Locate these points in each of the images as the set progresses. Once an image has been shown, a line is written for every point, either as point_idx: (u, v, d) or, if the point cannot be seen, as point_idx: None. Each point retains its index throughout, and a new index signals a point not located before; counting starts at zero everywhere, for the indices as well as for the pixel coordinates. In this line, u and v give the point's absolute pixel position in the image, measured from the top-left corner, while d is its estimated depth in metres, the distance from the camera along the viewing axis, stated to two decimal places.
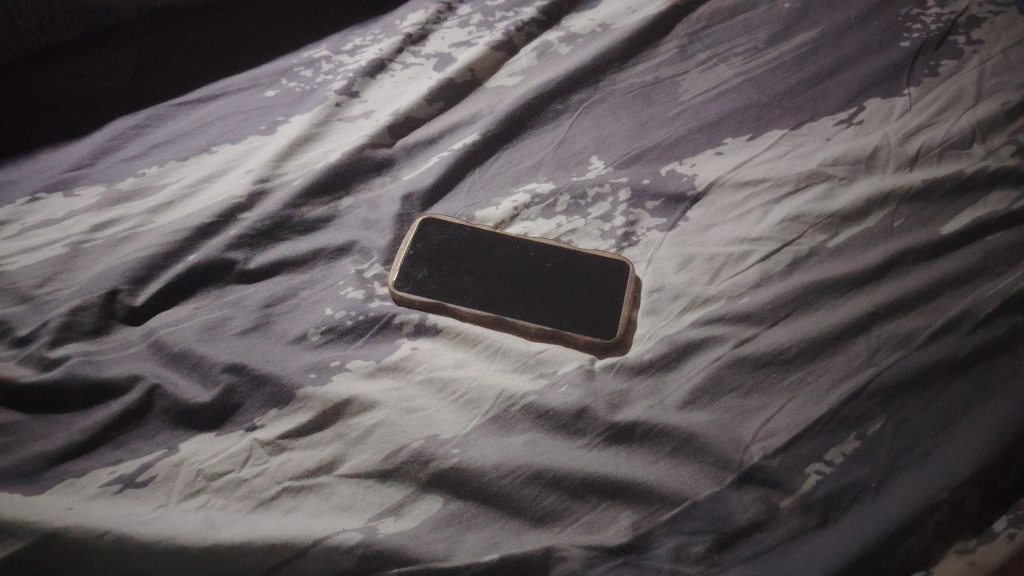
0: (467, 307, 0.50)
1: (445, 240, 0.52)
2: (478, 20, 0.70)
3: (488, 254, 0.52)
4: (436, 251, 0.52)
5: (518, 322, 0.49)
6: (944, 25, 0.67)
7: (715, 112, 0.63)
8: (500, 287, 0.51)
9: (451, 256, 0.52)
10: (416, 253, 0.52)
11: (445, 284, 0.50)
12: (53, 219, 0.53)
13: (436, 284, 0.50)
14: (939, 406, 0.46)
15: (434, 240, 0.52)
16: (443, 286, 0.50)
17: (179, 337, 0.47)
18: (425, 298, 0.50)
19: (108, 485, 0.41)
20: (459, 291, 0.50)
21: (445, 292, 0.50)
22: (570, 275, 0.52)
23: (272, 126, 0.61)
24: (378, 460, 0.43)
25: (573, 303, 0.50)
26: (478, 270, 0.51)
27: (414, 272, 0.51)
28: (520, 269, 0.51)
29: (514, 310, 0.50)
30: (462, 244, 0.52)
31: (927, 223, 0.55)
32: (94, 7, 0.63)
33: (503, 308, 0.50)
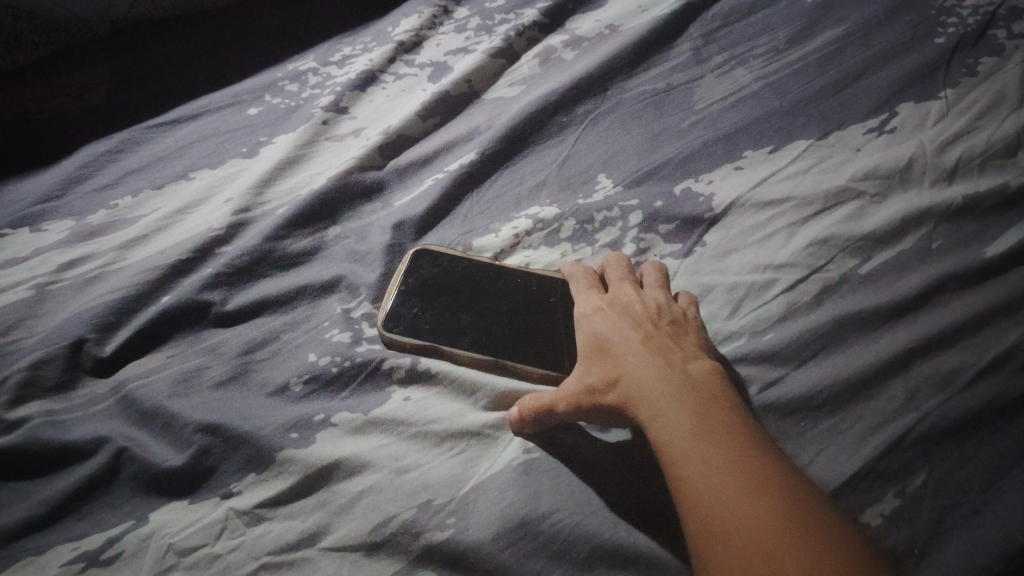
0: (462, 348, 0.45)
1: (440, 274, 0.49)
2: (476, 25, 0.65)
3: (485, 289, 0.48)
4: (430, 284, 0.48)
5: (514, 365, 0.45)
6: (981, 18, 0.61)
7: (732, 121, 0.58)
8: (497, 326, 0.47)
9: (446, 291, 0.48)
10: (407, 288, 0.48)
11: (439, 323, 0.46)
12: (18, 258, 0.49)
13: (429, 321, 0.46)
14: (988, 455, 0.40)
15: (428, 274, 0.48)
16: (436, 324, 0.46)
17: (151, 392, 0.43)
18: (417, 341, 0.46)
19: (70, 563, 0.37)
20: (452, 330, 0.46)
21: (438, 331, 0.46)
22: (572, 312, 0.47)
23: (255, 147, 0.56)
24: (364, 532, 0.38)
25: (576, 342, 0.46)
26: (475, 306, 0.47)
27: (404, 309, 0.47)
28: (519, 306, 0.48)
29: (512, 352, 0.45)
30: (459, 278, 0.49)
31: (968, 245, 0.49)
32: (64, 23, 0.61)
33: (500, 349, 0.45)
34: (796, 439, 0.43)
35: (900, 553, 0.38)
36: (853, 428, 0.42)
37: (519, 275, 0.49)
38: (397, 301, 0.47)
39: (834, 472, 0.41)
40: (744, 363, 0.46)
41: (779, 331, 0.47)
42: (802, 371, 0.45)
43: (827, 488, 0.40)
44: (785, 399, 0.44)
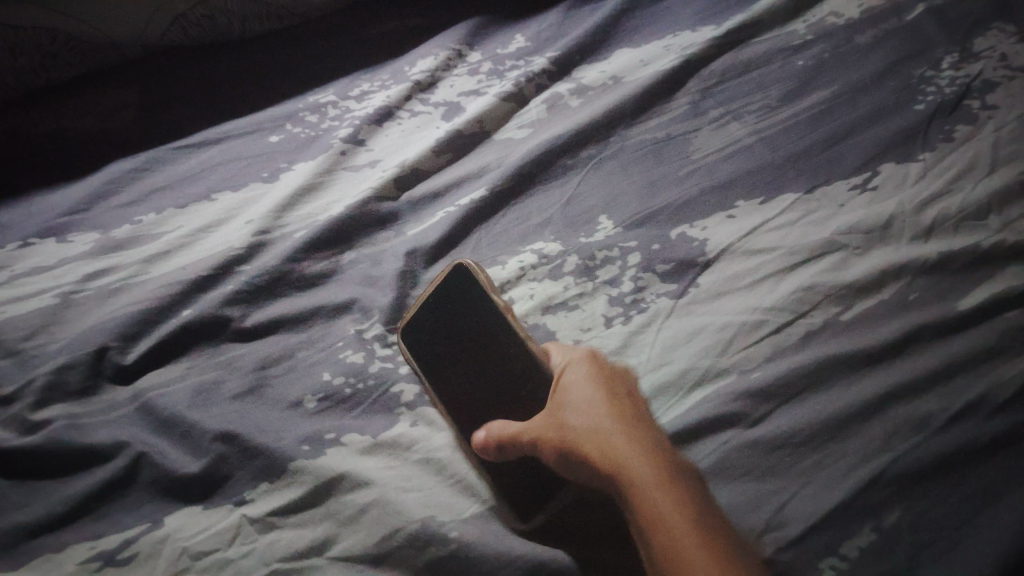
0: (433, 386, 0.46)
1: (464, 302, 0.47)
2: (488, 68, 0.69)
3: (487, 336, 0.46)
4: (442, 306, 0.48)
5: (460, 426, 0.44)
6: (958, 89, 0.65)
7: (727, 172, 0.61)
8: (469, 381, 0.46)
9: (451, 328, 0.47)
10: (424, 302, 0.49)
11: (430, 356, 0.47)
12: (45, 266, 0.52)
13: (420, 348, 0.47)
14: (960, 496, 0.43)
15: (456, 295, 0.48)
16: (424, 351, 0.47)
17: (169, 401, 0.45)
18: (410, 361, 0.47)
19: (87, 562, 0.39)
20: (432, 367, 0.47)
21: (423, 362, 0.47)
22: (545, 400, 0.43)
23: (275, 172, 0.59)
24: (370, 543, 0.40)
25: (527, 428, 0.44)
26: (465, 350, 0.47)
27: (413, 323, 0.48)
28: (501, 368, 0.45)
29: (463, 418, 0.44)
30: (475, 316, 0.47)
31: (942, 298, 0.52)
32: (98, 46, 0.65)
33: (455, 409, 0.45)
34: (780, 472, 0.45)
35: None
36: (833, 465, 0.45)
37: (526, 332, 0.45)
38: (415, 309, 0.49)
39: (815, 506, 0.43)
40: (735, 397, 0.49)
41: (766, 369, 0.49)
42: (786, 409, 0.48)
43: (808, 520, 0.43)
44: (770, 436, 0.47)
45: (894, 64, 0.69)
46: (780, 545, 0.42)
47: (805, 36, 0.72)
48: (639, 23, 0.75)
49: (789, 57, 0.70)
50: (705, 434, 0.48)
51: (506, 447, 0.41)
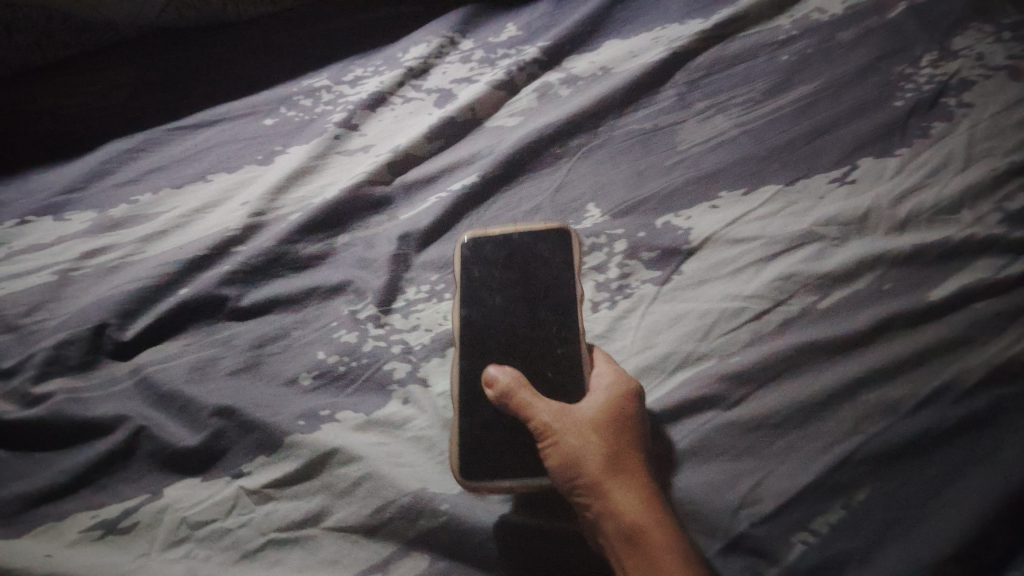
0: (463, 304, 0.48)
1: (540, 259, 0.49)
2: (480, 56, 0.70)
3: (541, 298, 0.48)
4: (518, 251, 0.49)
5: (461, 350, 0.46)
6: (936, 87, 0.68)
7: (712, 163, 0.63)
8: (495, 321, 0.47)
9: (518, 270, 0.49)
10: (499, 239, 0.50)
11: (478, 285, 0.48)
12: (43, 243, 0.53)
13: (469, 271, 0.49)
14: (925, 476, 0.46)
15: (539, 249, 0.49)
16: (472, 275, 0.49)
17: (168, 376, 0.47)
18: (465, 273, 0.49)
19: (90, 530, 0.41)
20: (471, 294, 0.48)
21: (467, 286, 0.48)
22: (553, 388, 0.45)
23: (269, 155, 0.60)
24: (364, 515, 0.42)
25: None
26: (510, 294, 0.48)
27: (479, 247, 0.50)
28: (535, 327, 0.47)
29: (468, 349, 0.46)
30: (544, 275, 0.48)
31: (914, 288, 0.55)
32: (93, 26, 0.66)
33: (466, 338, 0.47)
34: (756, 452, 0.48)
35: (843, 558, 0.43)
36: (806, 446, 0.47)
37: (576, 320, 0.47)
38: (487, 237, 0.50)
39: (788, 484, 0.46)
40: (716, 379, 0.51)
41: (745, 354, 0.52)
42: (763, 392, 0.50)
43: (781, 498, 0.45)
44: (746, 418, 0.49)
45: (875, 61, 0.71)
46: (757, 519, 0.45)
47: (791, 32, 0.74)
48: (629, 14, 0.76)
49: (774, 52, 0.72)
50: (686, 415, 0.50)
51: (507, 400, 0.43)
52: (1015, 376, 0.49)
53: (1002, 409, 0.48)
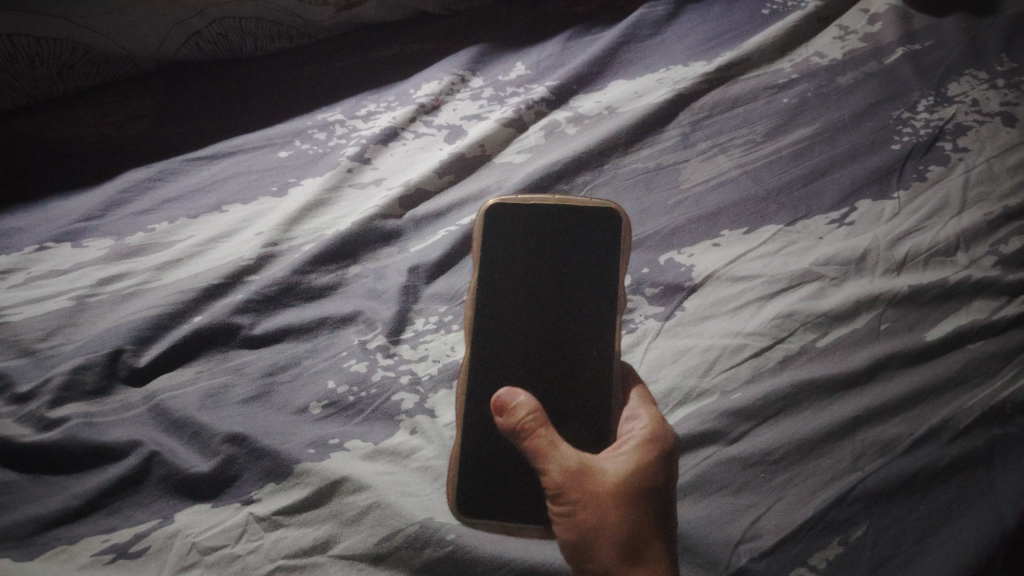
0: (485, 277, 0.47)
1: (574, 242, 0.47)
2: (490, 95, 0.72)
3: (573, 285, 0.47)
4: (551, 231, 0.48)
5: (477, 327, 0.47)
6: (932, 131, 0.70)
7: (714, 203, 0.65)
8: (519, 302, 0.47)
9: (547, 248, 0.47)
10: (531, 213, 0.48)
11: (507, 264, 0.47)
12: (60, 270, 0.54)
13: (498, 247, 0.47)
14: (919, 513, 0.47)
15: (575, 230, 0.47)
16: (499, 252, 0.47)
17: (181, 403, 0.48)
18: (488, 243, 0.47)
19: (103, 553, 0.41)
20: (496, 269, 0.47)
21: (492, 262, 0.47)
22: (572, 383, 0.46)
23: (284, 187, 0.62)
24: (371, 543, 0.43)
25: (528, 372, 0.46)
26: (538, 274, 0.47)
27: (507, 221, 0.48)
28: (561, 315, 0.47)
29: (487, 329, 0.47)
30: (575, 261, 0.47)
31: (911, 328, 0.56)
32: (113, 58, 0.68)
33: (486, 318, 0.47)
34: (756, 487, 0.48)
35: None
36: (805, 482, 0.48)
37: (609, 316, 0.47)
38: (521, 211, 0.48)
39: (786, 520, 0.47)
40: (716, 414, 0.51)
41: (745, 391, 0.53)
42: (763, 429, 0.51)
43: (781, 534, 0.46)
44: (746, 453, 0.50)
45: (873, 105, 0.73)
46: (757, 555, 0.45)
47: (790, 75, 0.76)
48: (633, 56, 0.78)
49: (774, 95, 0.74)
50: (687, 451, 0.50)
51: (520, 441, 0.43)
52: (1009, 417, 0.51)
53: (996, 448, 0.50)
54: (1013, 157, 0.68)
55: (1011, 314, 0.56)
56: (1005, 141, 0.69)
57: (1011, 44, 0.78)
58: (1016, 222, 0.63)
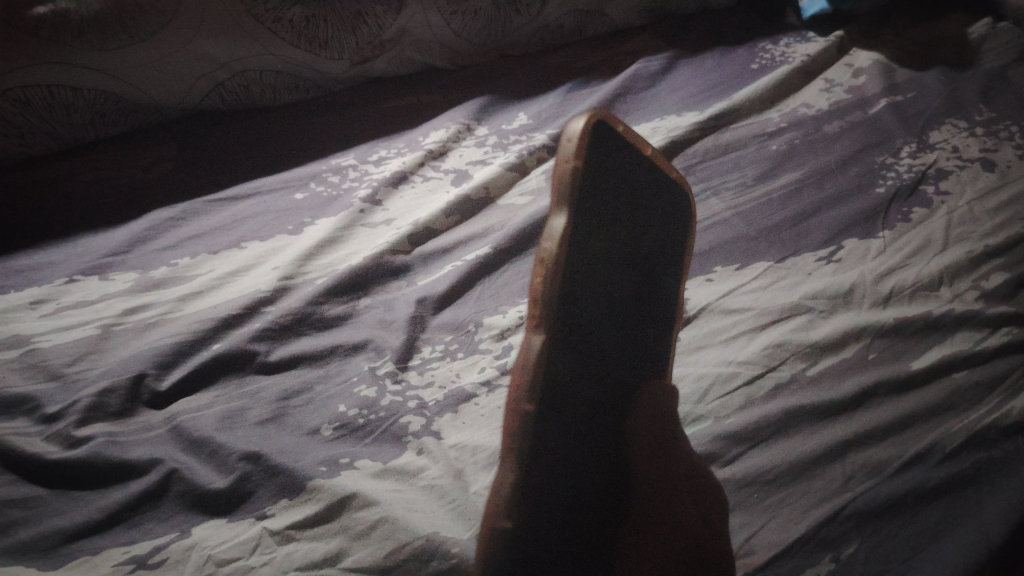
0: (581, 205, 0.39)
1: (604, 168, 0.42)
2: (494, 142, 0.77)
3: (656, 258, 0.50)
4: (660, 194, 0.49)
5: (576, 272, 0.39)
6: (914, 175, 0.74)
7: (707, 241, 0.68)
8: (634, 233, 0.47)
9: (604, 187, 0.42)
10: (631, 149, 0.45)
11: (597, 209, 0.41)
12: (87, 300, 0.58)
13: (597, 172, 0.40)
14: (910, 532, 0.48)
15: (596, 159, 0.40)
16: (597, 177, 0.40)
17: (200, 424, 0.50)
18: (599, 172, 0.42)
19: (121, 564, 0.43)
20: (591, 205, 0.40)
21: (585, 195, 0.39)
22: (625, 378, 0.45)
23: (299, 226, 0.66)
24: (379, 556, 0.44)
25: (597, 348, 0.42)
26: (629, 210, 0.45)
27: (601, 131, 0.41)
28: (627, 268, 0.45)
29: (571, 274, 0.38)
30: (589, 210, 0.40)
31: (898, 358, 0.58)
32: (139, 108, 0.75)
33: (580, 258, 0.39)
34: (748, 507, 0.49)
35: None
36: (797, 502, 0.49)
37: (650, 310, 0.50)
38: (614, 130, 0.42)
39: (779, 538, 0.47)
40: (710, 439, 0.53)
41: (739, 416, 0.54)
42: (755, 452, 0.52)
43: (774, 549, 0.47)
44: (740, 474, 0.51)
45: (858, 152, 0.77)
46: (749, 571, 0.46)
47: (779, 124, 0.81)
48: (629, 107, 0.83)
49: (764, 143, 0.79)
50: None
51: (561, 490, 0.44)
52: (994, 442, 0.52)
53: (982, 472, 0.50)
54: (992, 199, 0.71)
55: (995, 343, 0.58)
56: (984, 184, 0.72)
57: (988, 95, 0.83)
58: (996, 259, 0.66)
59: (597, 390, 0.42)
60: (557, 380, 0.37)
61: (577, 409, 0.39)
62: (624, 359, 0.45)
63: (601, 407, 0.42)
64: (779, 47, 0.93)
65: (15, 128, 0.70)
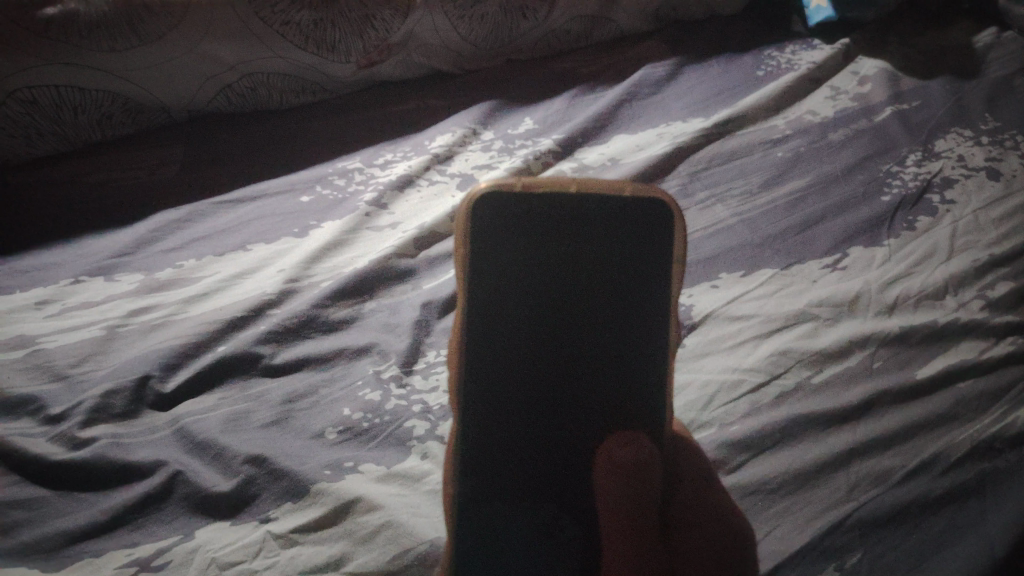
0: (475, 278, 0.46)
1: (491, 226, 0.46)
2: (500, 146, 0.77)
3: (634, 286, 0.48)
4: (618, 228, 0.47)
5: (487, 335, 0.47)
6: (920, 184, 0.74)
7: (711, 248, 0.68)
8: (571, 258, 0.46)
9: (501, 247, 0.46)
10: (550, 201, 0.46)
11: (503, 266, 0.46)
12: (93, 301, 0.58)
13: (496, 243, 0.46)
14: (915, 541, 0.47)
15: (480, 230, 0.46)
16: (497, 250, 0.46)
17: (203, 427, 0.50)
18: (487, 233, 0.46)
19: (125, 567, 0.43)
20: (491, 274, 0.46)
21: (488, 266, 0.46)
22: (589, 409, 0.48)
23: (304, 229, 0.66)
24: (382, 561, 0.43)
25: (532, 386, 0.47)
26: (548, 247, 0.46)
27: (503, 202, 0.45)
28: (566, 298, 0.47)
29: (481, 334, 0.47)
30: (482, 278, 0.46)
31: (903, 367, 0.58)
32: (146, 109, 0.76)
33: (494, 310, 0.47)
34: (752, 516, 0.49)
35: None
36: (802, 510, 0.49)
37: (630, 341, 0.48)
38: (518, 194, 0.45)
39: (783, 546, 0.47)
40: (714, 446, 0.53)
41: (743, 424, 0.54)
42: (760, 460, 0.52)
43: (778, 558, 0.47)
44: (744, 482, 0.51)
45: (863, 160, 0.77)
46: None
47: (784, 131, 0.81)
48: (634, 113, 0.83)
49: (769, 149, 0.79)
50: None
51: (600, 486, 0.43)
52: (999, 452, 0.52)
53: (987, 483, 0.50)
54: (998, 208, 0.71)
55: (1001, 353, 0.58)
56: (990, 193, 0.72)
57: (993, 105, 0.83)
58: (1001, 269, 0.66)
59: (543, 425, 0.47)
60: (473, 420, 0.46)
61: (506, 438, 0.47)
62: (581, 391, 0.48)
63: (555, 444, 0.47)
64: (784, 54, 0.93)
65: (23, 128, 0.70)
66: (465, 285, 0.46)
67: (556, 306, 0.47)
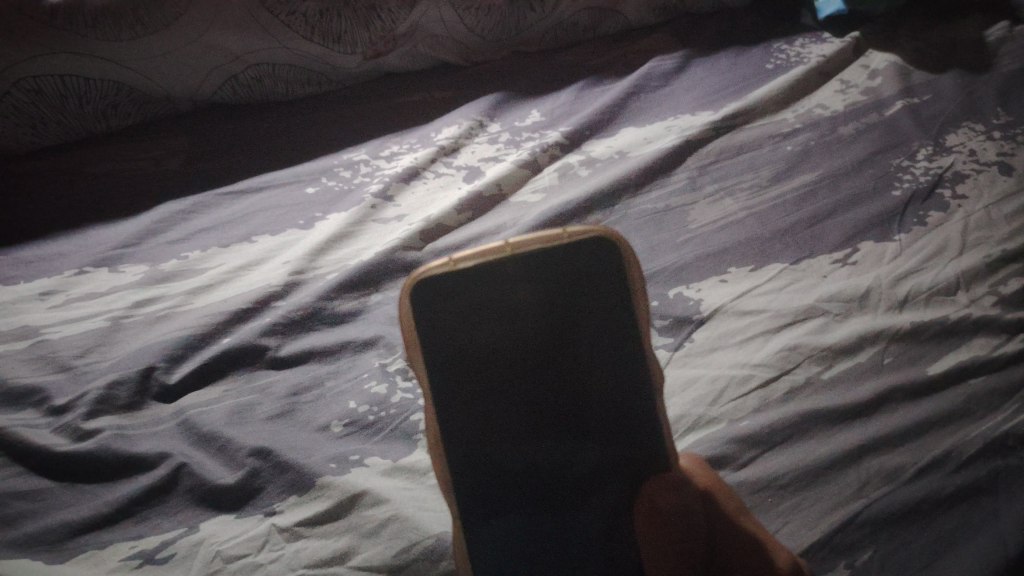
0: (433, 359, 0.42)
1: (439, 307, 0.41)
2: (506, 139, 0.77)
3: (604, 334, 0.43)
4: (570, 279, 0.43)
5: (462, 409, 0.43)
6: (931, 178, 0.73)
7: (720, 243, 0.67)
8: (534, 317, 0.42)
9: (457, 324, 0.42)
10: (491, 267, 0.42)
11: (464, 341, 0.42)
12: (97, 292, 0.58)
13: (446, 329, 0.42)
14: (926, 539, 0.47)
15: (428, 315, 0.41)
16: (451, 329, 0.42)
17: (208, 419, 0.50)
18: (436, 314, 0.41)
19: (129, 559, 0.43)
20: (448, 358, 0.42)
21: (443, 345, 0.42)
22: (588, 466, 0.44)
23: (310, 221, 0.66)
24: (389, 555, 0.43)
25: (525, 454, 0.43)
26: (508, 312, 0.42)
27: (441, 287, 0.41)
28: (542, 356, 0.43)
29: (454, 410, 0.42)
30: (440, 357, 0.42)
31: (914, 363, 0.57)
32: (151, 99, 0.75)
33: (462, 385, 0.42)
34: (761, 512, 0.49)
35: None
36: (812, 507, 0.49)
37: (614, 387, 0.44)
38: (451, 271, 0.41)
39: (792, 543, 0.47)
40: (723, 441, 0.52)
41: (752, 419, 0.53)
42: (768, 456, 0.52)
43: None
44: (752, 479, 0.50)
45: (875, 154, 0.76)
46: None
47: (794, 125, 0.80)
48: (641, 106, 0.83)
49: (779, 143, 0.78)
50: None
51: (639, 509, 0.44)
52: (1011, 449, 0.51)
53: (999, 481, 0.49)
54: (1010, 203, 0.70)
55: (1014, 349, 0.57)
56: (1002, 188, 0.71)
57: (1006, 99, 0.82)
58: (1014, 264, 0.64)
59: (542, 481, 0.44)
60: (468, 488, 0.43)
61: (502, 511, 0.43)
62: (573, 451, 0.44)
63: (560, 495, 0.44)
64: (794, 47, 0.92)
65: (27, 117, 0.71)
66: (426, 370, 0.42)
67: (535, 364, 0.43)
